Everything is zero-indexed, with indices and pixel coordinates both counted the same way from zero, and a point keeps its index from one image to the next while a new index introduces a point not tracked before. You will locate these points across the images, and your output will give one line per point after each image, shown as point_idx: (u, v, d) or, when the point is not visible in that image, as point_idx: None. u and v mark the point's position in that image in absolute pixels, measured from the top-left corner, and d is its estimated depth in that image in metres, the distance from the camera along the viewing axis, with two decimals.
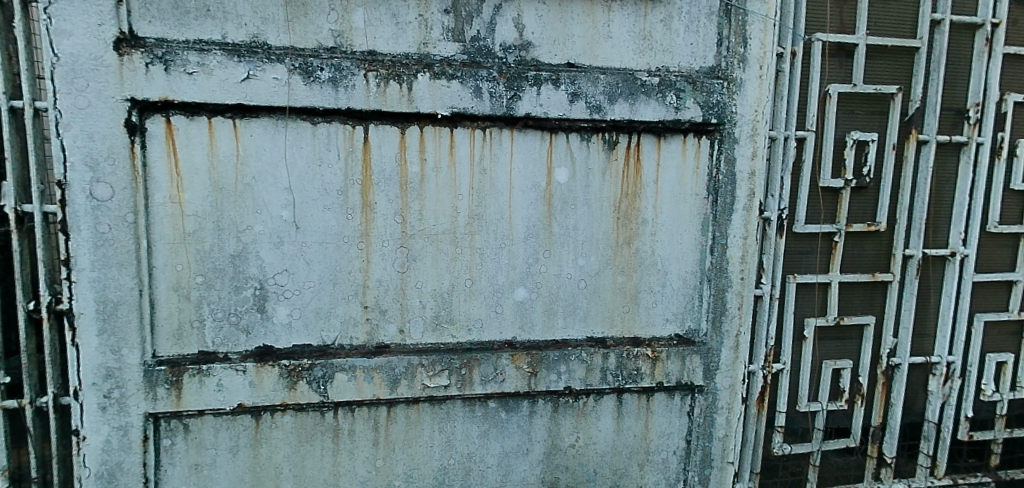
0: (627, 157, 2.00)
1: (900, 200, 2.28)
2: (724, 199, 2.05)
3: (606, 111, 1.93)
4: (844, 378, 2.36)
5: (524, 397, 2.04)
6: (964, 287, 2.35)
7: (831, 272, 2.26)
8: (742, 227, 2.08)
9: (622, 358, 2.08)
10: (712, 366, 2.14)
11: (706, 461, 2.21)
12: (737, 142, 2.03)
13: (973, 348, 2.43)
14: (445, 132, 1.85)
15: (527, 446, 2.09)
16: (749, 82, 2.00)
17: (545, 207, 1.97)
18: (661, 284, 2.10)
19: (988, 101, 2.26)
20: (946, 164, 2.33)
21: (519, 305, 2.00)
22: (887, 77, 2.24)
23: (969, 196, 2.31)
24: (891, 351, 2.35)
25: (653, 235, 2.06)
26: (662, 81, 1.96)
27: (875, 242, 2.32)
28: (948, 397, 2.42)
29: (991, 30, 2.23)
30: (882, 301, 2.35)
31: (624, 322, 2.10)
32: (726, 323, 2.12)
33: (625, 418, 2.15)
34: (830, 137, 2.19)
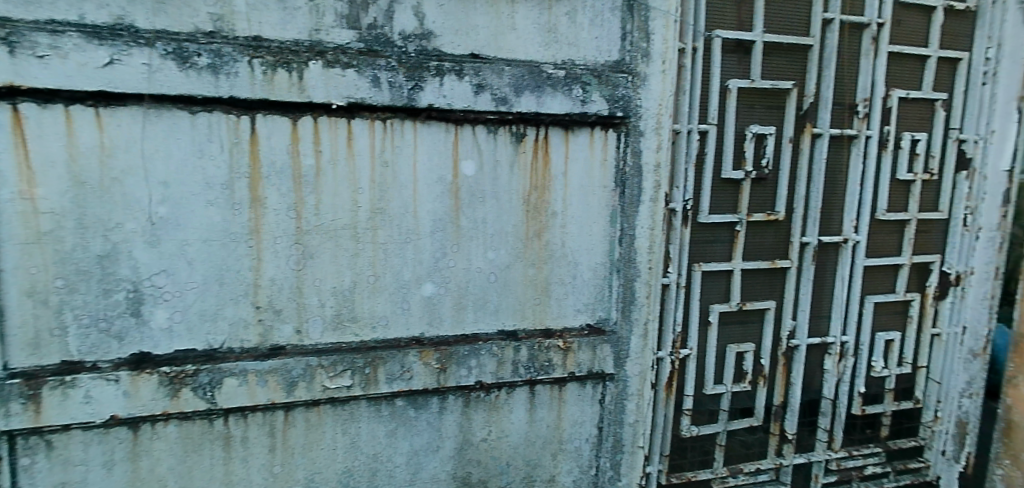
0: (535, 150, 2.00)
1: (795, 190, 2.40)
2: (631, 191, 2.09)
3: (513, 103, 1.92)
4: (746, 360, 2.46)
5: (433, 394, 2.01)
6: (856, 271, 2.51)
7: (734, 260, 2.36)
8: (648, 220, 2.12)
9: (534, 350, 2.08)
10: (622, 354, 2.18)
11: (617, 446, 2.26)
12: (643, 135, 2.07)
13: (863, 328, 2.60)
14: (343, 124, 1.79)
15: (437, 443, 2.06)
16: (652, 77, 2.04)
17: (452, 201, 1.94)
18: (572, 276, 2.12)
19: (874, 97, 2.42)
20: (839, 157, 2.45)
21: (426, 301, 1.96)
22: (783, 73, 2.33)
23: (859, 185, 2.46)
24: (790, 333, 2.48)
25: (564, 227, 2.07)
26: (568, 74, 1.98)
27: (775, 230, 2.42)
28: (842, 375, 2.58)
29: (877, 30, 2.37)
30: (780, 284, 2.45)
31: (536, 314, 2.10)
32: (635, 311, 2.17)
33: (537, 409, 2.15)
34: (730, 131, 2.28)
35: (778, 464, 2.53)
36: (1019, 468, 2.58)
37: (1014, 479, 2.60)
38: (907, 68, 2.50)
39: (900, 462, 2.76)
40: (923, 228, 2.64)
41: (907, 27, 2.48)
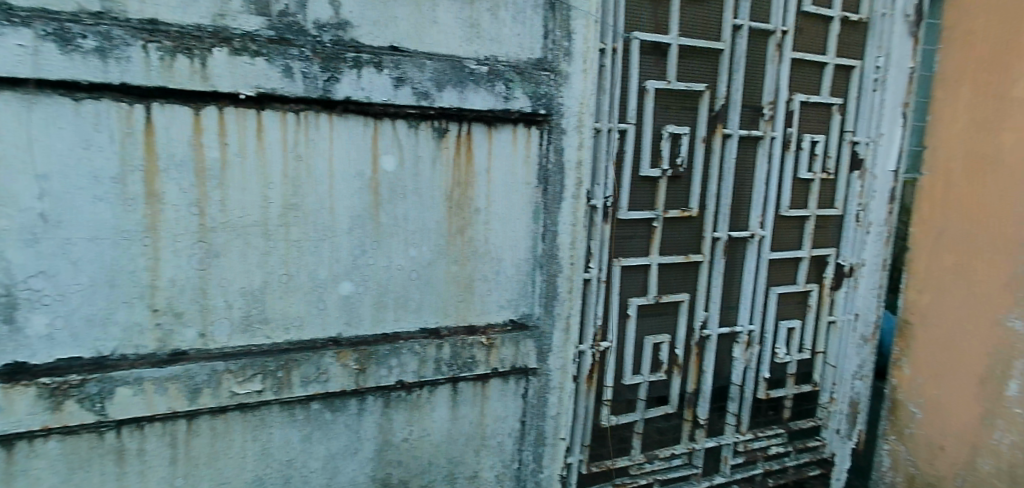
0: (457, 146, 1.97)
1: (707, 188, 2.50)
2: (553, 188, 2.11)
3: (434, 98, 1.89)
4: (662, 351, 2.54)
5: (351, 396, 1.94)
6: (762, 265, 2.66)
7: (651, 254, 2.43)
8: (570, 216, 2.15)
9: (457, 346, 2.06)
10: (544, 349, 2.20)
11: (539, 439, 2.28)
12: (565, 133, 2.08)
13: (768, 318, 2.75)
14: (251, 115, 1.69)
15: (356, 446, 2.00)
16: (574, 76, 2.06)
17: (371, 196, 1.88)
18: (495, 272, 2.11)
19: (778, 101, 2.56)
20: (747, 157, 2.58)
21: (343, 300, 1.90)
22: (696, 75, 2.41)
23: (765, 184, 2.60)
24: (702, 323, 2.59)
25: (487, 224, 2.06)
26: (491, 70, 1.96)
27: (688, 226, 2.51)
28: (750, 361, 2.72)
29: (781, 37, 2.50)
30: (693, 277, 2.56)
31: (458, 311, 2.08)
32: (557, 306, 2.19)
33: (460, 406, 2.14)
34: (648, 130, 2.34)
35: (690, 448, 2.64)
36: (903, 443, 2.82)
37: (897, 453, 2.84)
38: (809, 74, 2.65)
39: (800, 442, 2.94)
40: (822, 224, 2.81)
41: (809, 35, 2.62)
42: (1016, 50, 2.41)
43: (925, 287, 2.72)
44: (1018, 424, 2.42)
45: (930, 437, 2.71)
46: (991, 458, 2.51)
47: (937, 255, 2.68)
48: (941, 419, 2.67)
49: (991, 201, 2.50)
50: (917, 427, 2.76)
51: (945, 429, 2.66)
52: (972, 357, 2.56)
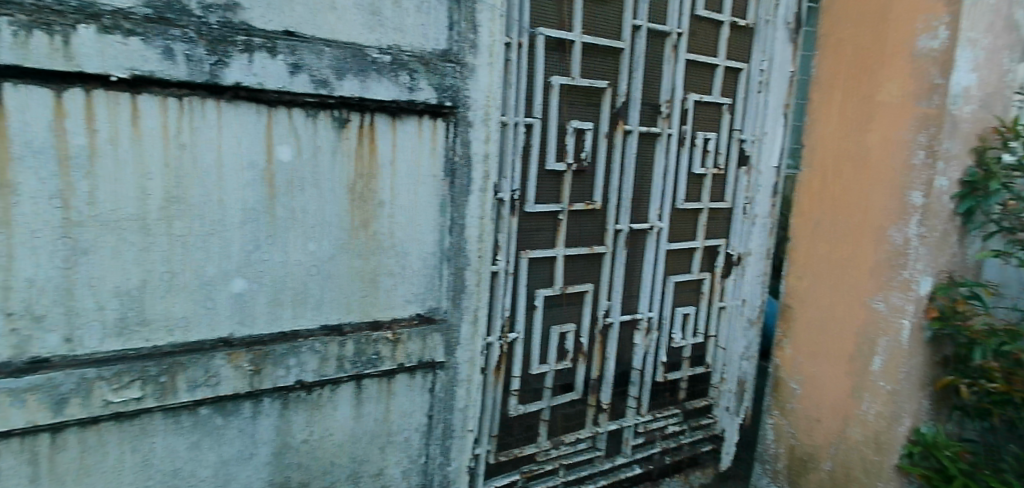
0: (359, 137, 1.91)
1: (610, 182, 2.57)
2: (460, 181, 2.09)
3: (334, 86, 1.81)
4: (568, 340, 2.59)
5: (245, 399, 1.85)
6: (660, 255, 2.78)
7: (557, 246, 2.47)
8: (478, 209, 2.14)
9: (361, 343, 2.00)
10: (452, 342, 2.18)
11: (446, 432, 2.26)
12: (472, 126, 2.07)
13: (665, 305, 2.88)
14: (125, 100, 1.56)
15: (250, 450, 1.90)
16: (480, 69, 2.05)
17: (266, 188, 1.79)
18: (401, 266, 2.06)
19: (675, 99, 2.68)
20: (647, 152, 2.67)
21: (235, 298, 1.79)
22: (599, 72, 2.46)
23: (663, 178, 2.71)
24: (605, 312, 2.67)
25: (392, 217, 2.01)
26: (394, 59, 1.91)
27: (592, 219, 2.58)
28: (649, 347, 2.85)
29: (677, 39, 2.62)
30: (597, 269, 2.63)
31: (362, 307, 2.02)
32: (465, 299, 2.18)
33: (364, 403, 2.08)
34: (553, 125, 2.37)
35: (595, 432, 2.72)
36: (785, 417, 3.06)
37: (780, 427, 3.08)
38: (702, 74, 2.78)
39: (695, 420, 3.11)
40: (714, 216, 2.98)
41: (703, 37, 2.75)
42: (881, 59, 2.64)
43: (805, 273, 2.97)
44: (882, 396, 2.66)
45: (808, 411, 2.95)
46: (859, 427, 2.75)
47: (814, 244, 2.93)
48: (817, 394, 2.91)
49: (859, 195, 2.74)
50: (797, 402, 3.00)
51: (821, 404, 2.90)
52: (843, 337, 2.81)
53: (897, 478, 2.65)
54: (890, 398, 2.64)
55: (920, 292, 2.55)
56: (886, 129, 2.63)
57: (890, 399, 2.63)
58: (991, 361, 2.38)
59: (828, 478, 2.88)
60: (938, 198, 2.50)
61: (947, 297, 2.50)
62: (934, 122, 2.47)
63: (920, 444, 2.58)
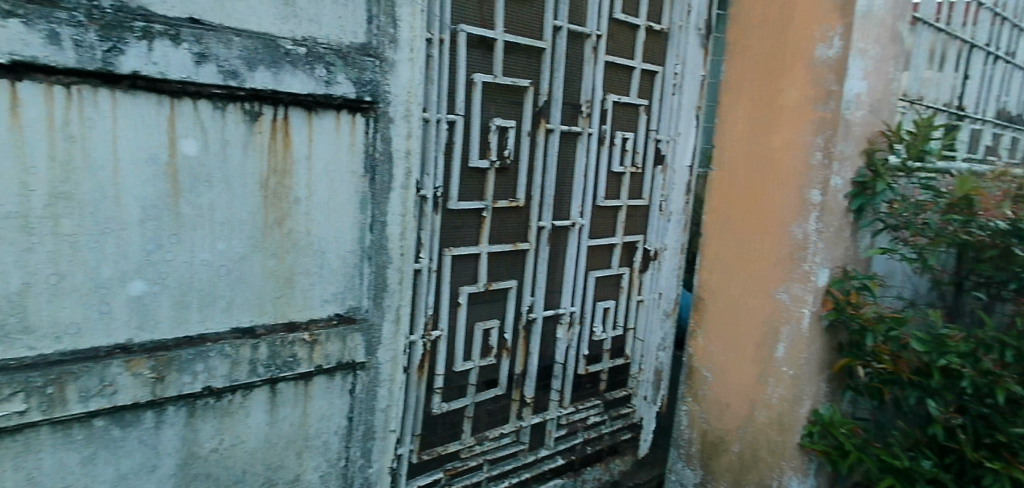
0: (272, 131, 1.83)
1: (532, 179, 2.60)
2: (381, 177, 2.04)
3: (244, 77, 1.73)
4: (492, 336, 2.60)
5: (147, 408, 1.70)
6: (582, 250, 2.84)
7: (481, 243, 2.47)
8: (399, 206, 2.10)
9: (276, 345, 1.91)
10: (373, 341, 2.12)
11: (368, 433, 2.18)
12: (392, 122, 2.02)
13: (587, 300, 2.94)
14: (2, 87, 1.40)
15: (153, 462, 1.76)
16: (400, 64, 2.01)
17: (168, 184, 1.67)
18: (319, 265, 1.98)
19: (595, 99, 2.73)
20: (568, 151, 2.72)
21: (133, 302, 1.66)
22: (521, 71, 2.48)
23: (584, 176, 2.77)
24: (529, 307, 2.70)
25: (309, 214, 1.93)
26: (309, 52, 1.83)
27: (515, 216, 2.60)
28: (571, 340, 2.90)
29: (596, 40, 2.68)
30: (520, 265, 2.65)
31: (277, 308, 1.92)
32: (387, 298, 2.12)
33: (279, 408, 1.97)
34: (476, 122, 2.37)
35: (518, 426, 2.74)
36: (697, 404, 3.20)
37: (694, 414, 3.22)
38: (620, 76, 2.86)
39: (615, 410, 3.20)
40: (632, 213, 3.07)
41: (620, 40, 2.83)
42: (785, 66, 2.81)
43: (716, 267, 3.12)
44: (786, 381, 2.84)
45: (719, 397, 3.10)
46: (765, 410, 2.92)
47: (725, 240, 3.08)
48: (728, 381, 3.07)
49: (764, 193, 2.90)
50: (708, 389, 3.15)
51: (731, 390, 3.06)
52: (751, 327, 2.97)
53: (799, 456, 2.83)
54: (793, 382, 2.82)
55: (818, 283, 2.74)
56: (789, 131, 2.80)
57: (793, 383, 2.81)
58: (880, 344, 2.63)
59: (737, 459, 3.03)
60: (834, 196, 2.69)
61: (841, 290, 2.71)
62: (830, 126, 2.65)
63: (818, 423, 2.76)
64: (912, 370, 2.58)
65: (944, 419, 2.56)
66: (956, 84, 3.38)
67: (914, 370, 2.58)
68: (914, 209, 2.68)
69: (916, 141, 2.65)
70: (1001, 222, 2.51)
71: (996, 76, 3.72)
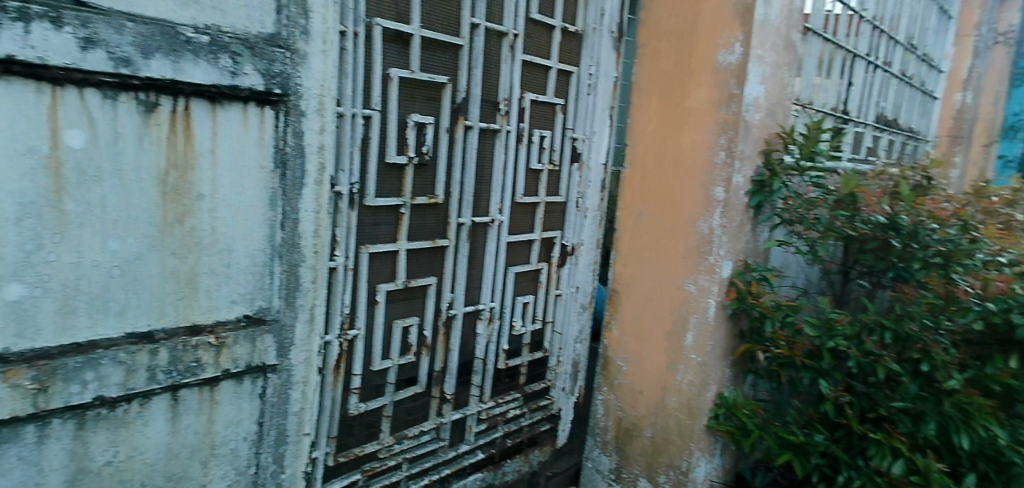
0: (171, 123, 1.66)
1: (451, 176, 2.59)
2: (292, 172, 1.91)
3: (138, 65, 1.56)
4: (411, 333, 2.57)
5: (27, 422, 1.49)
6: (501, 246, 2.87)
7: (399, 240, 2.44)
8: (313, 202, 1.98)
9: (177, 350, 1.74)
10: (285, 343, 2.00)
11: (280, 437, 2.06)
12: (305, 115, 1.91)
13: (506, 295, 2.96)
14: None
15: (37, 482, 1.54)
16: (312, 57, 1.90)
17: (49, 179, 1.47)
18: (225, 265, 1.82)
19: (512, 98, 2.76)
20: (487, 148, 2.73)
21: (9, 308, 1.44)
22: (438, 68, 2.47)
23: (502, 173, 2.79)
24: (449, 304, 2.69)
25: (213, 211, 1.77)
26: (213, 40, 1.69)
27: (435, 213, 2.57)
28: (491, 336, 2.92)
29: (513, 39, 2.71)
30: (440, 261, 2.63)
31: (178, 311, 1.75)
32: (299, 297, 2.00)
33: (182, 417, 1.80)
34: (393, 117, 2.33)
35: (438, 423, 2.73)
36: (613, 393, 3.31)
37: (608, 402, 3.33)
38: (537, 75, 2.90)
39: (534, 402, 3.25)
40: (550, 209, 3.12)
41: (537, 40, 2.87)
42: (691, 69, 2.94)
43: (629, 261, 3.24)
44: (693, 367, 2.98)
45: (632, 385, 3.23)
46: (675, 396, 3.05)
47: (637, 234, 3.20)
48: (640, 369, 3.19)
49: (674, 190, 3.03)
50: (623, 378, 3.27)
51: (644, 378, 3.18)
52: (662, 317, 3.09)
53: (706, 437, 3.01)
54: (700, 369, 2.96)
55: (722, 274, 2.89)
56: (695, 131, 2.94)
57: (700, 369, 2.96)
58: (778, 330, 2.87)
59: (649, 443, 3.16)
60: (735, 192, 2.85)
61: (743, 281, 2.90)
62: (731, 127, 2.81)
63: (723, 406, 2.97)
64: (805, 353, 2.84)
65: (834, 396, 2.82)
66: (841, 89, 3.67)
67: (807, 353, 2.84)
68: (806, 205, 2.91)
69: (808, 143, 2.83)
70: (881, 217, 2.83)
71: (875, 83, 4.09)
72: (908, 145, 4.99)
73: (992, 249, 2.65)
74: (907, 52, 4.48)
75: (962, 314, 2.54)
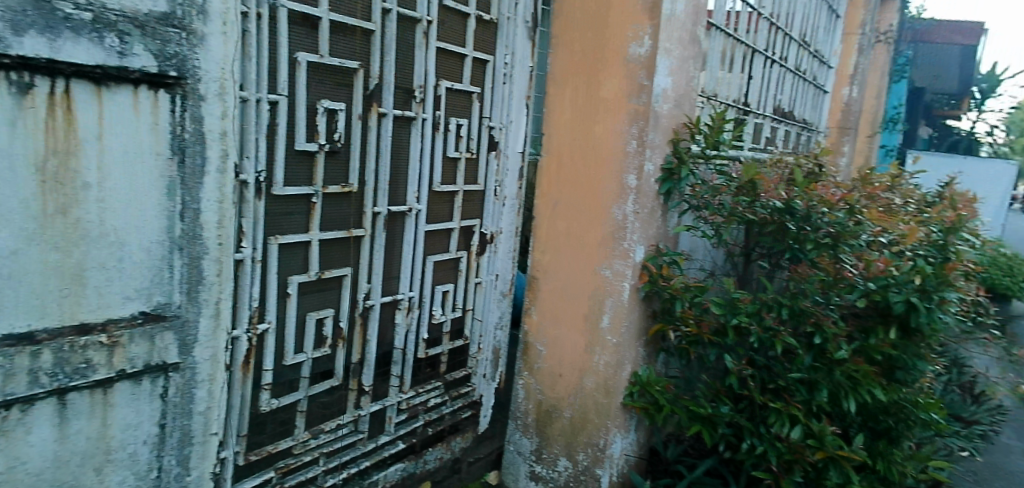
0: (49, 106, 1.52)
1: (366, 164, 2.53)
2: (192, 160, 1.81)
3: (9, 43, 1.41)
4: (326, 326, 2.51)
5: None
6: (420, 235, 2.84)
7: (312, 230, 2.37)
8: (216, 191, 1.88)
9: (64, 351, 1.60)
10: (188, 341, 1.90)
11: (185, 439, 1.96)
12: (204, 100, 1.81)
13: (425, 284, 2.94)
14: None
15: None
16: (212, 38, 1.80)
17: None
18: (117, 259, 1.70)
19: (428, 85, 2.73)
20: (402, 136, 2.69)
21: None
22: (348, 53, 2.40)
23: (419, 161, 2.76)
24: (366, 294, 2.64)
25: (102, 201, 1.64)
26: (97, 18, 1.55)
27: (349, 202, 2.51)
28: (410, 325, 2.89)
29: (427, 26, 2.67)
30: (355, 251, 2.57)
31: (64, 310, 1.62)
32: (202, 291, 1.91)
33: (71, 422, 1.66)
34: (301, 103, 2.25)
35: (357, 416, 2.68)
36: (533, 376, 3.38)
37: (529, 386, 3.39)
38: (453, 63, 2.88)
39: (455, 390, 3.26)
40: (468, 198, 3.12)
41: (450, 27, 2.85)
42: (603, 60, 3.02)
43: (547, 248, 3.30)
44: (609, 348, 3.08)
45: (551, 368, 3.31)
46: (593, 377, 3.14)
47: (555, 221, 3.26)
48: (559, 352, 3.27)
49: (590, 177, 3.11)
50: (543, 362, 3.34)
51: (563, 361, 3.26)
52: (580, 301, 3.18)
53: (622, 415, 3.13)
54: (616, 349, 3.07)
55: (636, 259, 3.00)
56: (609, 120, 3.02)
57: (615, 350, 3.06)
58: (687, 309, 3.01)
59: (568, 424, 3.25)
60: (646, 180, 2.95)
61: (655, 265, 3.02)
62: (642, 117, 2.90)
63: (637, 384, 3.08)
64: (712, 330, 3.01)
65: (738, 370, 3.00)
66: (743, 82, 3.88)
67: (714, 330, 3.01)
68: (711, 191, 3.07)
69: (712, 133, 2.99)
70: (778, 202, 3.02)
71: (774, 77, 4.35)
72: (803, 135, 5.35)
73: (874, 230, 2.94)
74: (801, 49, 4.79)
75: (849, 291, 2.82)
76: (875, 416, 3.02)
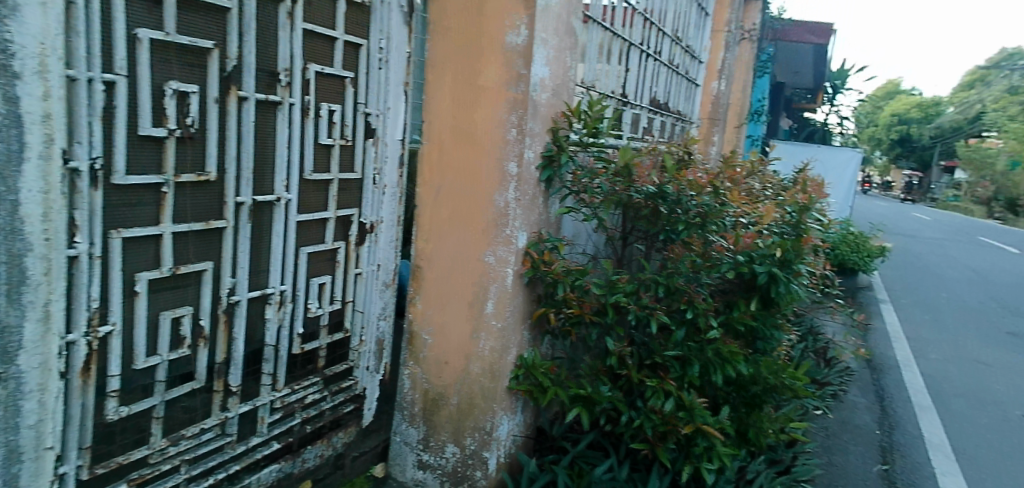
0: None
1: (225, 151, 2.38)
2: (5, 145, 1.61)
3: None
4: (183, 325, 2.34)
5: None
6: (290, 225, 2.73)
7: (163, 223, 2.20)
8: (39, 180, 1.70)
9: None
10: (9, 348, 1.71)
11: (11, 455, 1.77)
12: (20, 78, 1.61)
13: (298, 277, 2.82)
14: None
15: None
16: (27, 8, 1.60)
17: None
18: None
19: (295, 68, 2.61)
20: (266, 121, 2.56)
21: None
22: (201, 31, 2.24)
23: (287, 147, 2.64)
24: (230, 290, 2.50)
25: None
26: None
27: (207, 192, 2.35)
28: (283, 320, 2.77)
29: (291, 6, 2.55)
30: (217, 243, 2.42)
31: None
32: (27, 292, 1.72)
33: None
34: (144, 84, 2.07)
35: (223, 418, 2.54)
36: (419, 366, 3.35)
37: (415, 376, 3.36)
38: (322, 45, 2.76)
39: (335, 385, 3.15)
40: (345, 186, 3.03)
41: (318, 7, 2.72)
42: (481, 48, 3.02)
43: (430, 236, 3.27)
44: (494, 333, 3.12)
45: (437, 356, 3.29)
46: (479, 362, 3.17)
47: (437, 208, 3.24)
48: (445, 340, 3.26)
49: (472, 164, 3.11)
50: (428, 350, 3.32)
51: (448, 348, 3.26)
52: (464, 287, 3.18)
53: (507, 398, 3.18)
54: (500, 334, 3.11)
55: (518, 245, 3.04)
56: (489, 108, 3.03)
57: (500, 335, 3.11)
58: (569, 292, 3.11)
59: (455, 410, 3.26)
60: (526, 168, 3.00)
61: (537, 250, 3.08)
62: (521, 105, 2.94)
63: (523, 367, 3.16)
64: (593, 310, 3.15)
65: (618, 351, 3.16)
66: (620, 74, 4.04)
67: (595, 310, 3.15)
68: (589, 175, 3.18)
69: (591, 118, 3.09)
70: (650, 187, 3.18)
71: (649, 71, 4.56)
72: (677, 125, 5.70)
73: (735, 213, 3.18)
74: (674, 44, 5.07)
75: (717, 268, 3.08)
76: (746, 386, 3.26)
